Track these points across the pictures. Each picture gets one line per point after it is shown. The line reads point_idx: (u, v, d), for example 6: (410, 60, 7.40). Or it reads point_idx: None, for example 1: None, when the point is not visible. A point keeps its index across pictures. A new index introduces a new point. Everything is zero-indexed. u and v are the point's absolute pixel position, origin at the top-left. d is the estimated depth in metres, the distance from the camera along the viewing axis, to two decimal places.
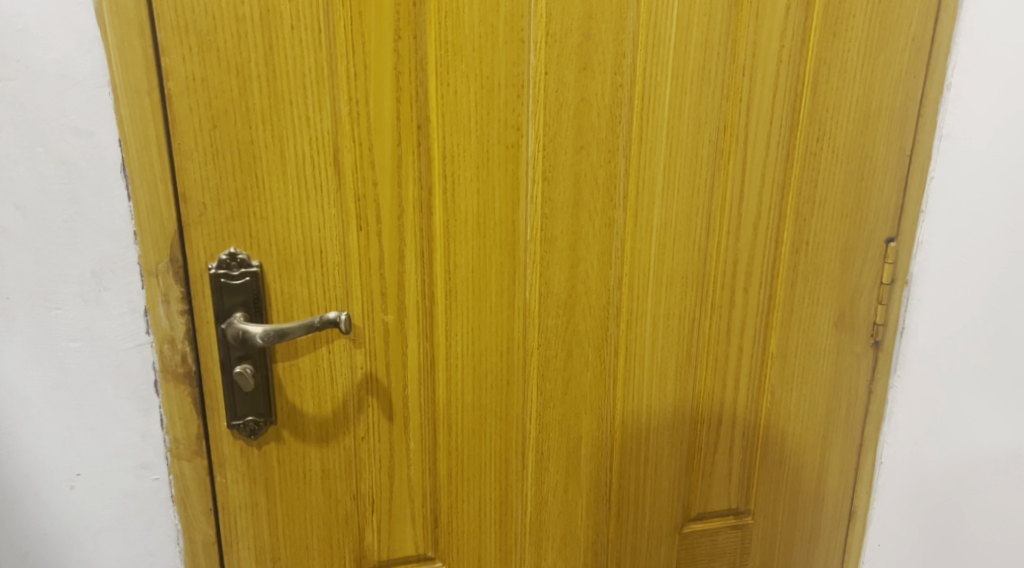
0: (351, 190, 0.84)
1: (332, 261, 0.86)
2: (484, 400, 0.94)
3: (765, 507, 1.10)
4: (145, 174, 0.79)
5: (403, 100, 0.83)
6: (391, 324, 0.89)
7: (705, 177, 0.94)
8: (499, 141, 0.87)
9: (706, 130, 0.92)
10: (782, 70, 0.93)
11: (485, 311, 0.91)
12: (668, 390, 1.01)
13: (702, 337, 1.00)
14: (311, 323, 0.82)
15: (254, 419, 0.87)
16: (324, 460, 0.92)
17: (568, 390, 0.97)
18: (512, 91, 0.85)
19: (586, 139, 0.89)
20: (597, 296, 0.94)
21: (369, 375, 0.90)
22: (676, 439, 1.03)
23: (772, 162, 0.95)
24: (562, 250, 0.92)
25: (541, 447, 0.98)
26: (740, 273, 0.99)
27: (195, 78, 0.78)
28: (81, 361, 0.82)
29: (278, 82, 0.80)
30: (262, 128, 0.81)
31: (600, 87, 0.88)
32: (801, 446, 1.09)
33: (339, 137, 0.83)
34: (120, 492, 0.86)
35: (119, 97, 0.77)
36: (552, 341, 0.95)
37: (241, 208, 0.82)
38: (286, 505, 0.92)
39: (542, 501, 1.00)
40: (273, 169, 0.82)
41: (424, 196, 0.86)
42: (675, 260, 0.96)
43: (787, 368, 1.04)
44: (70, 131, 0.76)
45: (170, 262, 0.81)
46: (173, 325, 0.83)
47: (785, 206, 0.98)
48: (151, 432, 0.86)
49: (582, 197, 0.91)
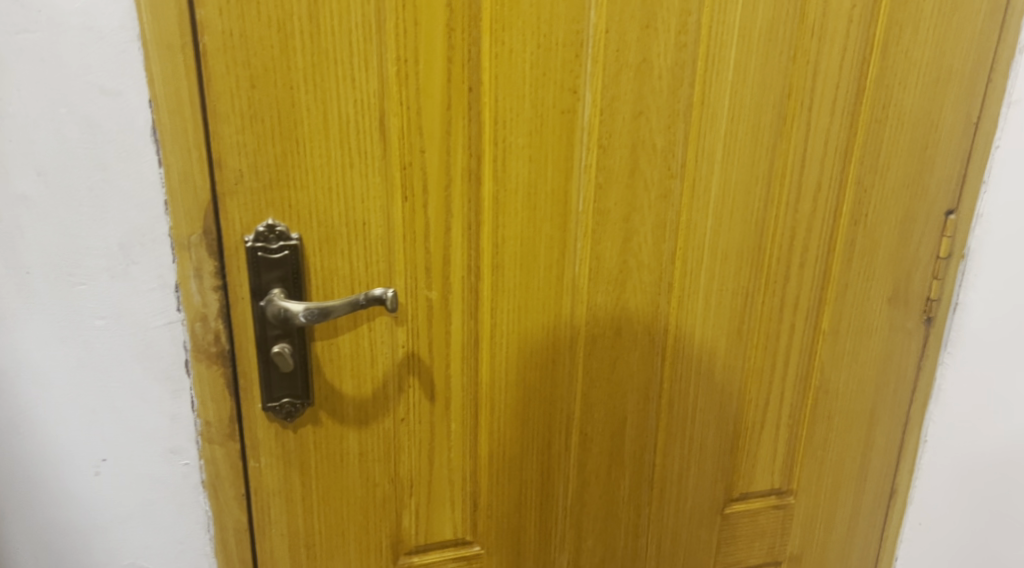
0: (397, 158, 0.78)
1: (375, 232, 0.79)
2: (528, 379, 0.90)
3: (808, 485, 1.08)
4: (177, 139, 0.72)
5: (454, 60, 0.76)
6: (434, 301, 0.84)
7: (767, 144, 0.87)
8: (554, 106, 0.80)
9: (771, 95, 0.86)
10: (853, 31, 0.86)
11: (531, 287, 0.87)
12: (715, 369, 0.97)
13: (755, 313, 0.96)
14: (355, 300, 0.77)
15: (290, 401, 0.82)
16: (363, 443, 0.87)
17: (614, 369, 0.93)
18: (571, 50, 0.79)
19: (645, 104, 0.82)
20: (649, 272, 0.90)
21: (411, 353, 0.86)
22: (723, 419, 1.00)
23: (836, 129, 0.89)
24: (615, 223, 0.86)
25: (586, 428, 0.95)
26: (797, 247, 0.93)
27: (232, 33, 0.71)
28: (107, 340, 0.76)
29: (321, 38, 0.73)
30: (304, 88, 0.74)
31: (663, 48, 0.81)
32: (847, 425, 1.06)
33: (385, 100, 0.76)
34: (149, 477, 0.82)
35: (150, 52, 0.69)
36: (600, 318, 0.90)
37: (280, 177, 0.75)
38: (322, 490, 0.88)
39: (585, 483, 0.97)
40: (315, 135, 0.75)
41: (473, 164, 0.80)
42: (732, 235, 0.90)
43: (838, 345, 1.01)
44: (96, 91, 0.69)
45: (203, 234, 0.75)
46: (206, 301, 0.77)
47: (846, 178, 0.92)
48: (181, 415, 0.80)
49: (638, 165, 0.85)
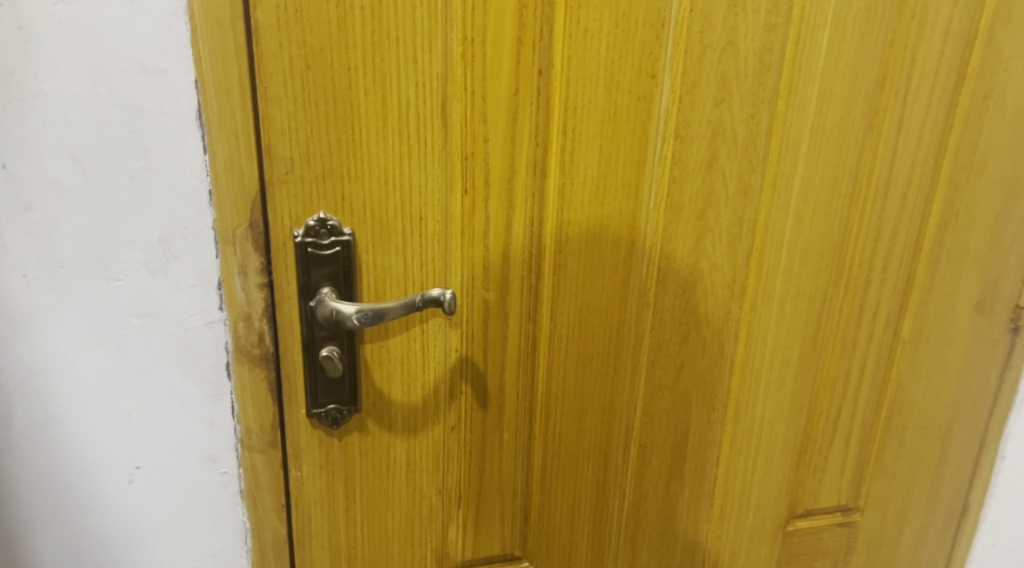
0: (458, 147, 0.71)
1: (431, 228, 0.73)
2: (587, 387, 0.84)
3: (876, 501, 1.01)
4: (224, 124, 0.66)
5: (525, 40, 0.70)
6: (492, 302, 0.78)
7: (856, 137, 0.81)
8: (630, 92, 0.74)
9: (863, 82, 0.79)
10: (956, 14, 0.79)
11: (596, 288, 0.80)
12: (787, 379, 0.91)
13: (832, 319, 0.89)
14: (411, 301, 0.70)
15: (336, 408, 0.76)
16: (410, 452, 0.81)
17: (679, 378, 0.87)
18: (651, 31, 0.73)
19: (728, 92, 0.76)
20: (722, 274, 0.83)
21: (464, 358, 0.79)
22: (791, 431, 0.94)
23: (931, 122, 0.82)
24: (688, 220, 0.80)
25: (646, 440, 0.89)
26: (881, 248, 0.87)
27: (287, 8, 0.65)
28: (144, 340, 0.71)
29: (383, 14, 0.66)
30: (362, 70, 0.67)
31: (751, 29, 0.74)
32: (923, 439, 0.99)
33: (449, 84, 0.69)
34: (185, 486, 0.76)
35: (198, 28, 0.63)
36: (667, 324, 0.84)
37: (333, 166, 0.69)
38: (366, 500, 0.81)
39: (642, 497, 0.91)
40: (372, 121, 0.69)
41: (540, 155, 0.74)
42: (812, 235, 0.84)
43: (917, 354, 0.94)
44: (139, 69, 0.63)
45: (249, 228, 0.69)
46: (250, 300, 0.71)
47: (938, 174, 0.85)
48: (221, 421, 0.75)
49: (717, 157, 0.78)
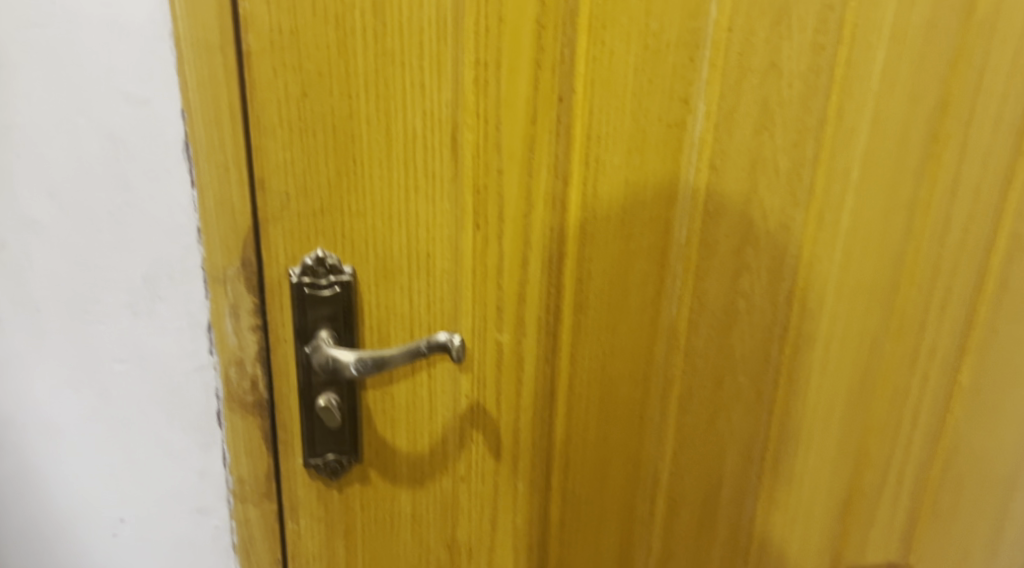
0: (470, 179, 0.65)
1: (440, 267, 0.67)
2: (611, 436, 0.77)
3: (927, 557, 0.93)
4: (213, 155, 0.60)
5: (544, 63, 0.64)
6: (506, 345, 0.71)
7: (913, 166, 0.74)
8: (661, 120, 0.67)
9: (921, 108, 0.72)
10: None
11: (620, 330, 0.73)
12: (832, 427, 0.83)
13: (882, 363, 0.81)
14: (416, 348, 0.64)
15: (335, 458, 0.69)
16: (417, 504, 0.73)
17: (712, 427, 0.80)
18: (684, 53, 0.66)
19: (769, 119, 0.69)
20: (761, 314, 0.76)
21: (475, 405, 0.72)
22: (835, 483, 0.86)
23: (998, 150, 0.75)
24: (724, 257, 0.73)
25: (675, 493, 0.81)
26: (938, 289, 0.79)
27: (282, 30, 0.59)
28: (127, 386, 0.66)
29: (388, 36, 0.60)
30: (364, 97, 0.61)
31: (796, 50, 0.67)
32: (982, 489, 0.91)
33: (460, 111, 0.63)
34: (173, 539, 0.71)
35: (183, 53, 0.58)
36: (700, 368, 0.77)
37: (332, 201, 0.63)
38: (368, 555, 0.74)
39: (670, 552, 0.84)
40: (377, 151, 0.63)
41: (559, 188, 0.67)
42: (862, 272, 0.77)
43: (976, 401, 0.86)
44: (120, 97, 0.59)
45: (241, 267, 0.63)
46: (242, 342, 0.65)
47: (1004, 207, 0.78)
48: (211, 471, 0.69)
49: (758, 189, 0.71)
